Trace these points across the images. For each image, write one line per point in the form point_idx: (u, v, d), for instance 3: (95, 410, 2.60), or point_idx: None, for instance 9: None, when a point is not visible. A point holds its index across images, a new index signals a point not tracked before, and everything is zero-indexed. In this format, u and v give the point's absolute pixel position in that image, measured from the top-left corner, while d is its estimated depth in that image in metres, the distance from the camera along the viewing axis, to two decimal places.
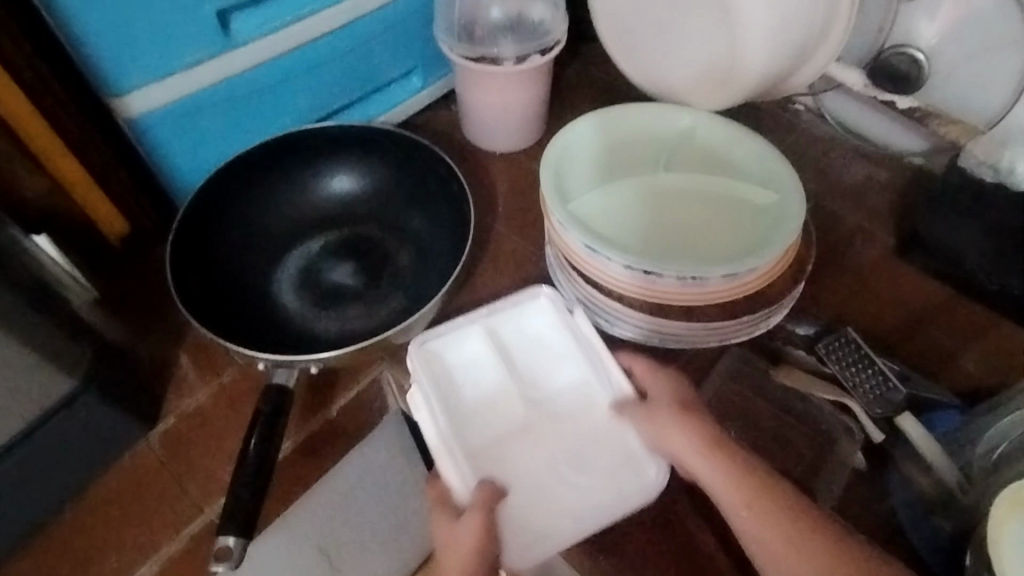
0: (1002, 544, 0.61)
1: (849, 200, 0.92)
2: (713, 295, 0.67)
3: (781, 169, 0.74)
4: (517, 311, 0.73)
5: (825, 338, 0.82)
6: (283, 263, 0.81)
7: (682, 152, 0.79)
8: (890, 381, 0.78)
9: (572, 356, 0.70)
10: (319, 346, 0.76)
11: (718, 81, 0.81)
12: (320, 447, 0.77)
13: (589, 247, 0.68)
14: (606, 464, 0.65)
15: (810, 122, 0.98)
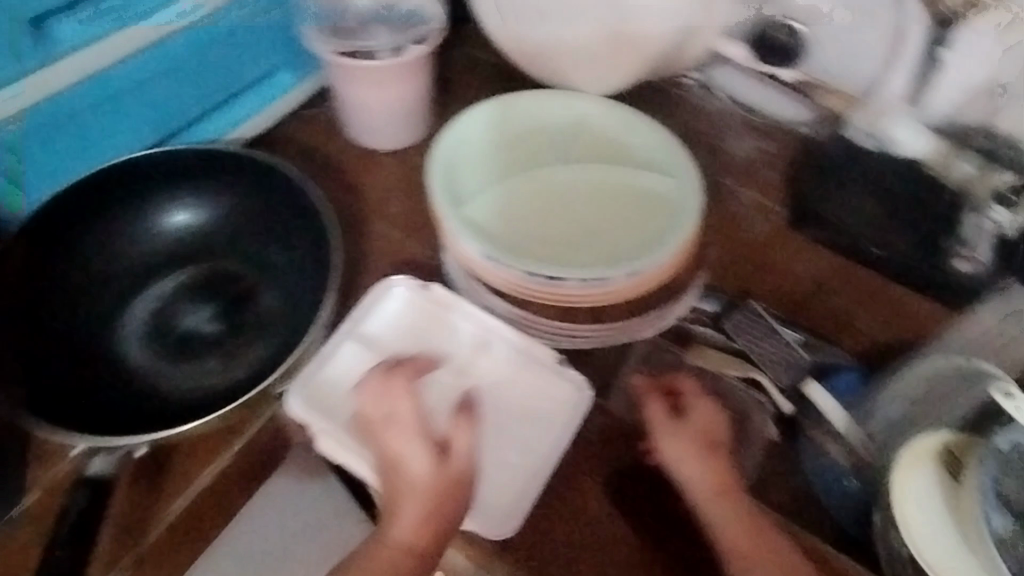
0: (901, 499, 0.65)
1: (745, 175, 0.91)
2: (617, 295, 0.64)
3: (675, 154, 0.72)
4: (382, 309, 0.68)
5: (730, 314, 0.82)
6: (127, 314, 0.71)
7: (573, 140, 0.76)
8: (794, 351, 0.80)
9: (454, 333, 0.68)
10: (170, 410, 0.67)
11: (612, 60, 0.79)
12: (193, 529, 0.64)
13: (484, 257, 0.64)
14: (520, 438, 0.64)
15: (703, 98, 0.96)
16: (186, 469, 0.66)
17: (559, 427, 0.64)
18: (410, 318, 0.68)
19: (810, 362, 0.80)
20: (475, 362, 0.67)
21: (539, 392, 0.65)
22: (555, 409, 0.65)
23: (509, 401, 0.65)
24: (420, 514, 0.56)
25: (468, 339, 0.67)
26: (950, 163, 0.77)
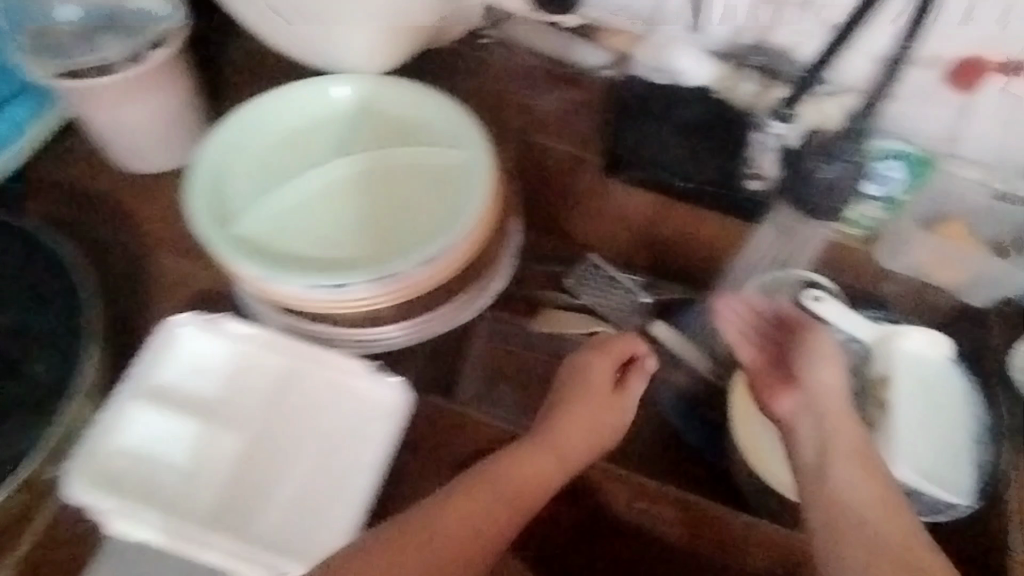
0: (751, 445, 0.70)
1: (555, 130, 0.87)
2: (412, 288, 0.62)
3: (462, 121, 0.69)
4: (168, 353, 0.63)
5: (573, 272, 0.89)
6: None
7: (356, 123, 0.70)
8: (634, 293, 0.86)
9: (252, 361, 0.64)
10: None
11: (375, 36, 0.72)
12: None
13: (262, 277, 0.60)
14: (339, 453, 0.61)
15: (504, 56, 0.91)
16: None
17: (378, 434, 0.61)
18: (207, 355, 0.64)
19: (651, 301, 0.86)
20: (281, 387, 0.63)
21: (352, 401, 0.62)
22: (372, 415, 0.62)
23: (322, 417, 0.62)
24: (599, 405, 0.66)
25: (267, 365, 0.64)
26: (733, 85, 0.79)
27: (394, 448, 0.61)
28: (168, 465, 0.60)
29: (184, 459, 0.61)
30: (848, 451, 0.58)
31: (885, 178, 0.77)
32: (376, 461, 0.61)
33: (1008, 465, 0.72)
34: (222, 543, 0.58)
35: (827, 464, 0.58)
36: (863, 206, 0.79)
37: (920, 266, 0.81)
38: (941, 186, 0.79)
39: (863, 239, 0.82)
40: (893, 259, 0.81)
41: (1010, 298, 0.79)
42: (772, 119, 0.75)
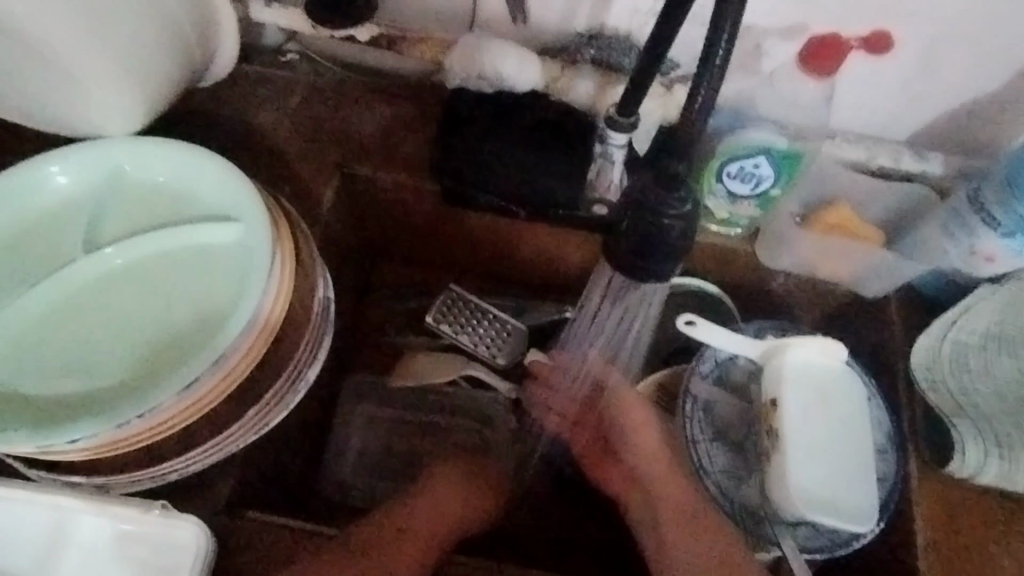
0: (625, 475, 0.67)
1: (382, 157, 0.72)
2: (179, 420, 0.54)
3: (233, 192, 0.59)
4: None
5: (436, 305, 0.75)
6: None
7: (106, 205, 0.60)
8: (505, 326, 0.74)
9: (13, 522, 0.56)
10: None
11: (102, 100, 0.59)
12: None
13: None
14: None
15: (309, 71, 0.75)
16: None
17: None
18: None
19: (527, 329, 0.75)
20: (49, 547, 0.56)
21: (137, 553, 0.56)
22: (160, 565, 0.56)
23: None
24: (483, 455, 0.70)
25: (31, 524, 0.56)
26: (566, 85, 0.67)
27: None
28: None
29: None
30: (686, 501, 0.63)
31: (753, 176, 0.66)
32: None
33: (914, 479, 0.65)
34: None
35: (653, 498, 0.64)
36: (733, 206, 0.69)
37: (810, 264, 0.71)
38: (820, 169, 0.70)
39: (744, 237, 0.72)
40: (777, 259, 0.71)
41: (907, 283, 0.71)
42: (610, 129, 0.60)
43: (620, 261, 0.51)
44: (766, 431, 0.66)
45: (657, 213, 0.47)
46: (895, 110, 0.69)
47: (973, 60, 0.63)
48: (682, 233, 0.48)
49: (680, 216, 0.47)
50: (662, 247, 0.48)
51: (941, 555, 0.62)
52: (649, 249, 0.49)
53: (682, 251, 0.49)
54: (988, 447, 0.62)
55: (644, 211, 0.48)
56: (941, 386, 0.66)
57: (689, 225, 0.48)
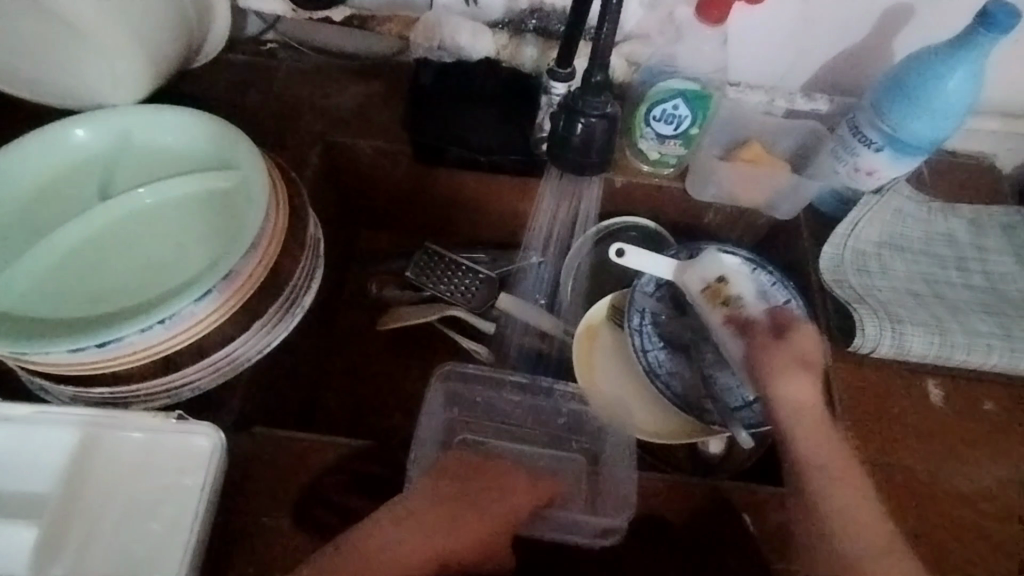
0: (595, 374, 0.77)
1: (358, 124, 0.83)
2: (196, 330, 0.60)
3: (229, 138, 0.65)
4: None
5: (415, 260, 0.85)
6: None
7: (120, 165, 0.67)
8: (480, 274, 0.84)
9: (40, 439, 0.60)
10: None
11: (113, 66, 0.67)
12: None
13: (17, 351, 0.55)
14: (155, 504, 0.58)
15: (289, 58, 0.87)
16: None
17: (194, 481, 0.59)
18: None
19: (494, 275, 0.85)
20: (75, 458, 0.60)
21: (161, 453, 0.60)
22: (186, 461, 0.60)
23: (133, 477, 0.59)
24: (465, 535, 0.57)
25: (56, 440, 0.60)
26: (515, 52, 0.80)
27: (211, 486, 0.59)
28: None
29: None
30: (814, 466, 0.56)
31: (673, 117, 0.78)
32: (198, 505, 0.58)
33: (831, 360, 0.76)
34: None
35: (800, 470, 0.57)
36: (662, 146, 0.80)
37: (728, 193, 0.83)
38: (728, 113, 0.83)
39: (674, 175, 0.84)
40: (702, 191, 0.84)
41: (811, 206, 0.85)
42: (551, 80, 0.73)
43: (564, 160, 0.66)
44: (718, 304, 0.70)
45: (584, 114, 0.63)
46: (786, 62, 0.83)
47: (841, 15, 0.78)
48: (603, 131, 0.64)
49: (602, 115, 0.63)
50: (597, 142, 0.64)
51: (856, 415, 0.74)
52: (588, 146, 0.64)
53: (606, 150, 0.65)
54: (886, 324, 0.74)
55: (575, 115, 0.64)
56: (845, 282, 0.79)
57: (608, 127, 0.64)
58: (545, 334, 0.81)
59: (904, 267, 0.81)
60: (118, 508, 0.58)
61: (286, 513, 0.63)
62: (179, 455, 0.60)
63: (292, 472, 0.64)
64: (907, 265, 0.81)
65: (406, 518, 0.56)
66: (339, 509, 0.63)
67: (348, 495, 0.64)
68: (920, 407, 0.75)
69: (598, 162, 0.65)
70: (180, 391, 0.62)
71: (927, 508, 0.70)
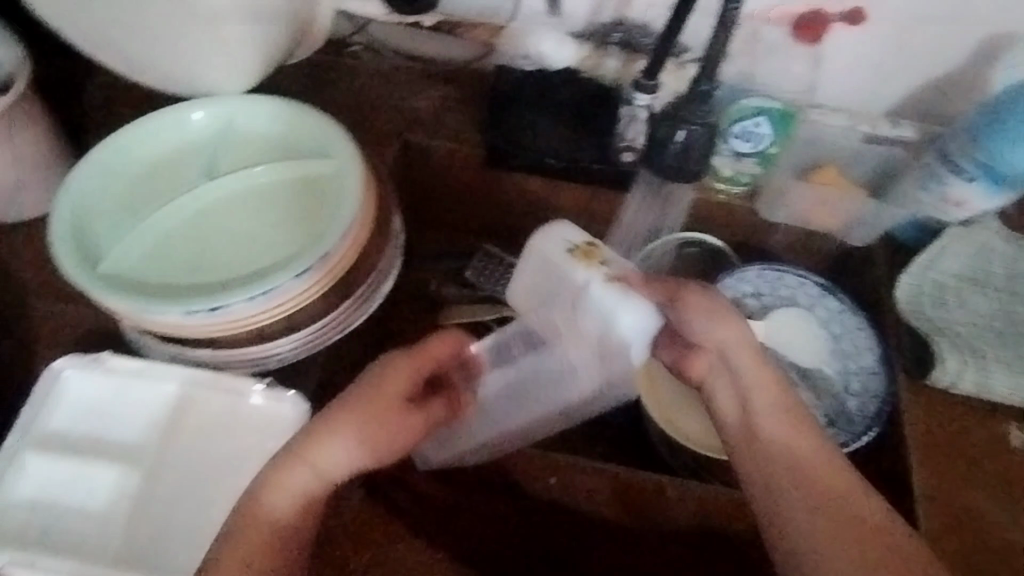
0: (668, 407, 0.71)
1: (434, 125, 0.86)
2: (293, 305, 0.62)
3: (329, 130, 0.69)
4: (53, 398, 0.63)
5: (476, 261, 0.86)
6: None
7: (226, 148, 0.71)
8: None
9: (139, 395, 0.64)
10: None
11: (227, 54, 0.72)
12: None
13: (135, 308, 0.59)
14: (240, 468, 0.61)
15: (372, 60, 0.90)
16: None
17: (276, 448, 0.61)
18: (95, 395, 0.63)
19: None
20: (169, 416, 0.63)
21: (247, 418, 0.62)
22: (269, 429, 0.62)
23: (218, 438, 0.62)
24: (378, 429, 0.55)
25: (153, 397, 0.63)
26: (598, 62, 0.81)
27: None
28: (63, 505, 0.60)
29: (89, 500, 0.60)
30: (765, 407, 0.54)
31: (753, 134, 0.78)
32: None
33: (902, 390, 0.73)
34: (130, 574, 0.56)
35: (755, 430, 0.54)
36: (737, 164, 0.79)
37: (802, 215, 0.82)
38: (807, 136, 0.82)
39: (744, 195, 0.82)
40: (774, 212, 0.82)
41: (890, 233, 0.82)
42: (635, 91, 0.75)
43: (658, 164, 0.78)
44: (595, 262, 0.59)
45: (686, 122, 0.74)
46: (872, 86, 0.82)
47: (936, 38, 0.76)
48: (702, 138, 0.75)
49: (703, 124, 0.74)
50: (694, 150, 0.76)
51: (932, 453, 0.70)
52: (683, 156, 0.77)
53: (704, 152, 0.77)
54: (969, 359, 0.72)
55: (679, 123, 0.74)
56: (921, 314, 0.76)
57: (707, 135, 0.75)
58: None
59: (991, 303, 0.76)
60: (205, 468, 0.61)
61: (357, 485, 0.65)
62: (263, 422, 0.62)
63: None
64: (995, 302, 0.77)
65: (334, 415, 0.54)
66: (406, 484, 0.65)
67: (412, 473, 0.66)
68: (1004, 453, 0.70)
69: (694, 167, 0.77)
70: (270, 359, 0.65)
71: (1006, 564, 0.64)
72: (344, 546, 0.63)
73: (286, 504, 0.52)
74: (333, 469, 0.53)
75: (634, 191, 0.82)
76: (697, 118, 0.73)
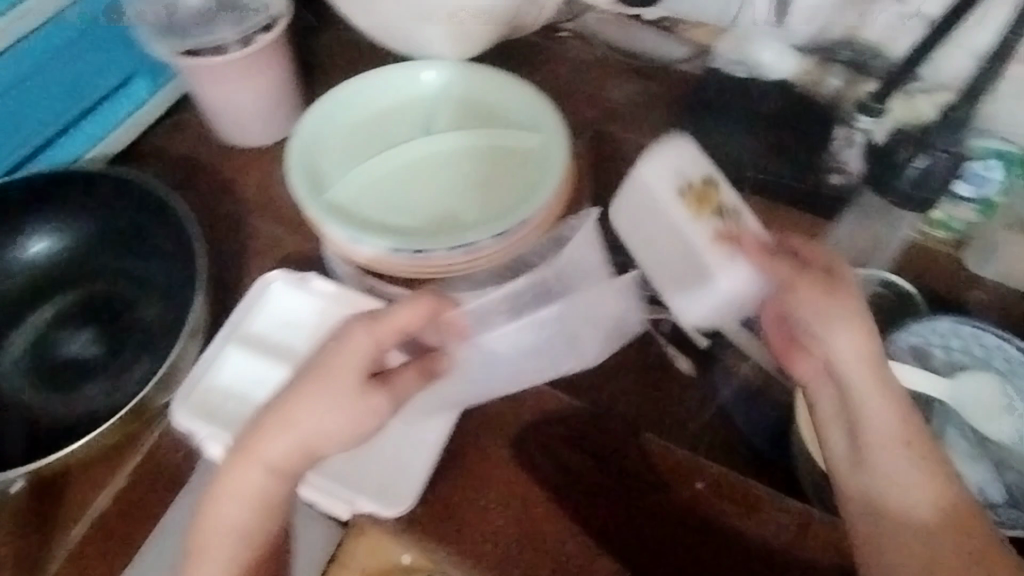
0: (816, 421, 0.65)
1: (631, 121, 0.87)
2: (484, 263, 0.66)
3: (540, 107, 0.72)
4: (260, 304, 0.71)
5: None
6: (11, 338, 0.71)
7: (442, 109, 0.75)
8: None
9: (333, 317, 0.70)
10: (53, 433, 0.66)
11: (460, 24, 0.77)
12: (55, 520, 0.64)
13: (350, 238, 0.65)
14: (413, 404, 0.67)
15: (579, 48, 0.92)
16: (84, 491, 0.65)
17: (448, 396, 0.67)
18: (296, 309, 0.70)
19: None
20: None
21: None
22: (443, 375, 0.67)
23: None
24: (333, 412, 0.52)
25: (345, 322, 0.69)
26: (820, 78, 0.78)
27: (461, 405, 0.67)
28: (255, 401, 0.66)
29: None
30: (881, 440, 0.52)
31: (980, 178, 0.72)
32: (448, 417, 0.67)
33: None
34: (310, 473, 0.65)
35: (863, 461, 0.53)
36: (953, 207, 0.74)
37: (1016, 275, 0.74)
38: None
39: (949, 243, 0.77)
40: (983, 265, 0.75)
41: None
42: (862, 113, 0.71)
43: (891, 189, 0.72)
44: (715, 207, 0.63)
45: (937, 147, 0.70)
46: None
47: None
48: (946, 168, 0.70)
49: (949, 153, 0.70)
50: (935, 177, 0.71)
51: None
52: (920, 182, 0.71)
53: (945, 182, 0.71)
54: None
55: (923, 148, 0.70)
56: None
57: (951, 165, 0.70)
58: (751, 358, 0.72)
59: None
60: None
61: (509, 445, 0.68)
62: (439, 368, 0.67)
63: (518, 414, 0.69)
64: None
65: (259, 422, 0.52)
66: (556, 457, 0.67)
67: (561, 447, 0.68)
68: None
69: (931, 197, 0.72)
70: None
71: None
72: (490, 501, 0.65)
73: (250, 482, 0.52)
74: (275, 459, 0.51)
75: (845, 219, 0.76)
76: (947, 145, 0.69)
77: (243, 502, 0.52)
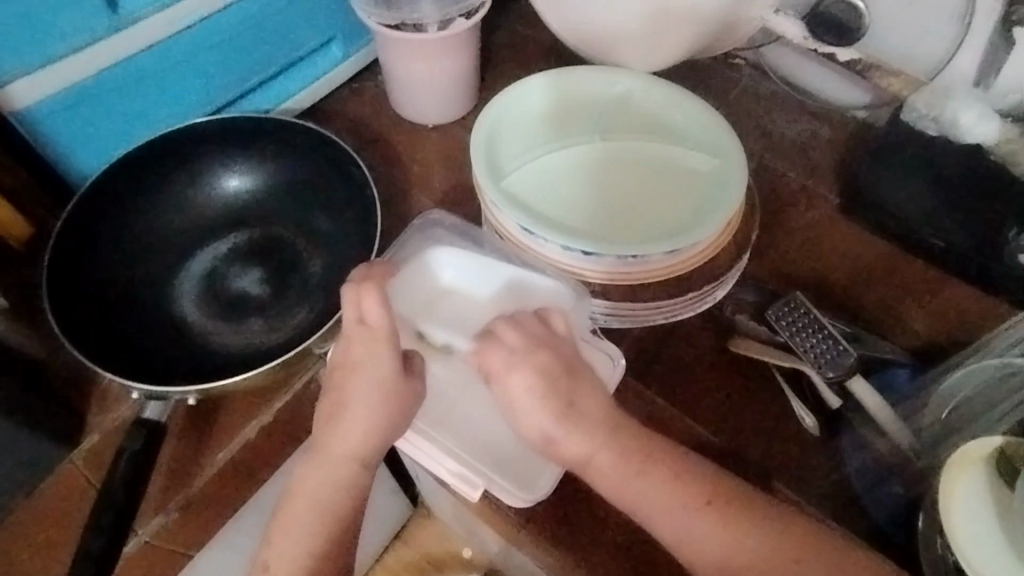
0: (952, 499, 0.57)
1: (798, 161, 0.86)
2: (646, 276, 0.68)
3: (721, 132, 0.71)
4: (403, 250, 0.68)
5: (775, 304, 0.73)
6: (189, 266, 0.76)
7: (619, 118, 0.76)
8: (841, 344, 0.70)
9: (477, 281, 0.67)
10: (216, 361, 0.71)
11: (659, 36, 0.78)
12: (209, 440, 0.69)
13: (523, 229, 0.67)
14: None
15: (753, 79, 0.92)
16: (239, 416, 0.69)
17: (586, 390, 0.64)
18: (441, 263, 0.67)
19: (857, 357, 0.70)
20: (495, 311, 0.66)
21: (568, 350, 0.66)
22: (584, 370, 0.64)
23: None
24: (372, 405, 0.56)
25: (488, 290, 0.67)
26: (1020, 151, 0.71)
27: None
28: None
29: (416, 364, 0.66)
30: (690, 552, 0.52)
31: None
32: None
33: None
34: (438, 441, 0.63)
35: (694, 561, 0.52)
36: None
37: None
38: None
39: None
40: None
41: None
42: None
43: None
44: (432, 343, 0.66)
45: None
46: None
47: None
48: None
49: None
50: None
51: None
52: None
53: None
54: None
55: None
56: None
57: None
58: (888, 436, 0.67)
59: None
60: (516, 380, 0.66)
61: None
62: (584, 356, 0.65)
63: None
64: None
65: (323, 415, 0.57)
66: None
67: None
68: None
69: None
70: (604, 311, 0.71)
71: None
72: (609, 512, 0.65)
73: (342, 464, 0.56)
74: (341, 445, 0.56)
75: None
76: None
77: (320, 485, 0.55)
